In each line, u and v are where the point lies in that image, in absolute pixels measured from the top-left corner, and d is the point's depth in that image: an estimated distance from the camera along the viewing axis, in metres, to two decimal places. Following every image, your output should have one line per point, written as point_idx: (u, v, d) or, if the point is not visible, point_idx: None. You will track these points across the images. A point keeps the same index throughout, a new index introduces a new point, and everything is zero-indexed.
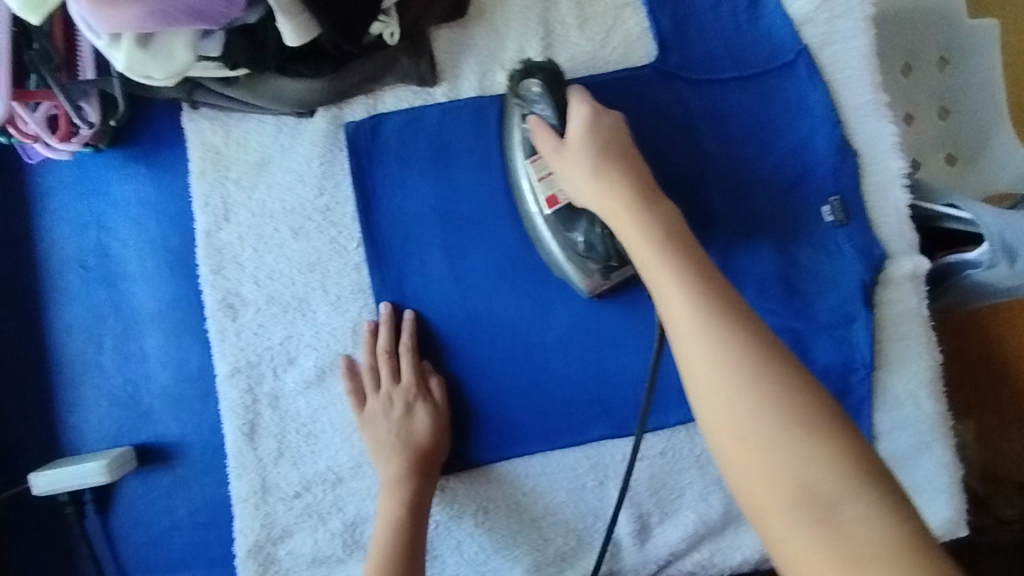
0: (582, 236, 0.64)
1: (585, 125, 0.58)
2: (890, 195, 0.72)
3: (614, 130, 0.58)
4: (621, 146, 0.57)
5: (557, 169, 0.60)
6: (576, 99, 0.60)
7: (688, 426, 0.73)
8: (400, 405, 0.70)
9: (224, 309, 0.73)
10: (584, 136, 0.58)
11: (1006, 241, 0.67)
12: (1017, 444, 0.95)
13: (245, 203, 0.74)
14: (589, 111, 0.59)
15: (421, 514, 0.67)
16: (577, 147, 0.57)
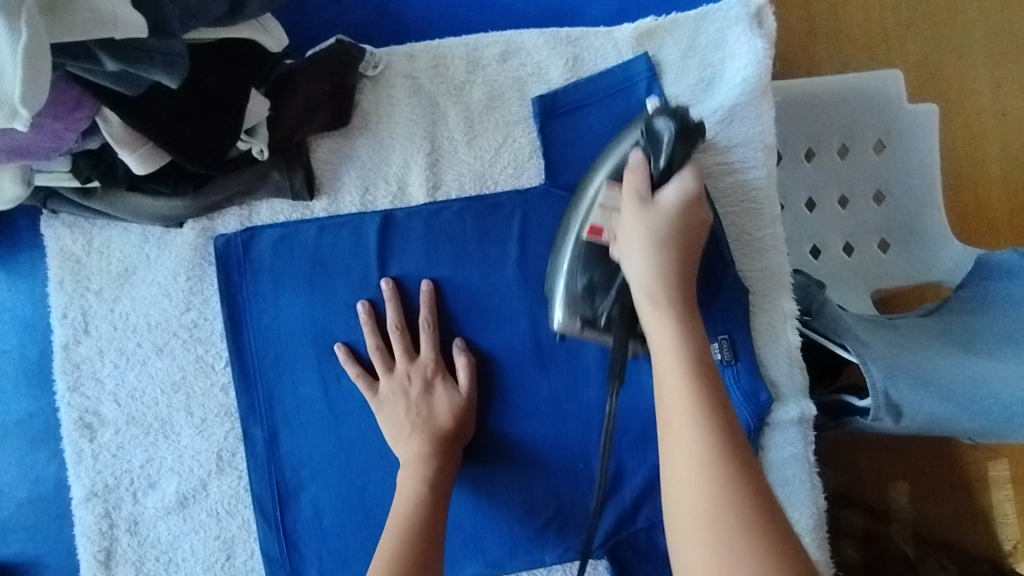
0: (584, 280, 0.61)
1: (681, 202, 0.57)
2: (782, 336, 0.70)
3: (694, 225, 0.57)
4: (688, 269, 0.56)
5: (623, 232, 0.58)
6: (689, 171, 0.59)
7: (565, 567, 0.70)
8: (419, 382, 0.67)
9: (81, 429, 0.69)
10: (674, 211, 0.57)
11: (889, 398, 0.68)
12: (946, 511, 0.97)
13: (107, 315, 0.70)
14: (691, 188, 0.58)
15: (443, 494, 0.62)
16: (656, 219, 0.57)
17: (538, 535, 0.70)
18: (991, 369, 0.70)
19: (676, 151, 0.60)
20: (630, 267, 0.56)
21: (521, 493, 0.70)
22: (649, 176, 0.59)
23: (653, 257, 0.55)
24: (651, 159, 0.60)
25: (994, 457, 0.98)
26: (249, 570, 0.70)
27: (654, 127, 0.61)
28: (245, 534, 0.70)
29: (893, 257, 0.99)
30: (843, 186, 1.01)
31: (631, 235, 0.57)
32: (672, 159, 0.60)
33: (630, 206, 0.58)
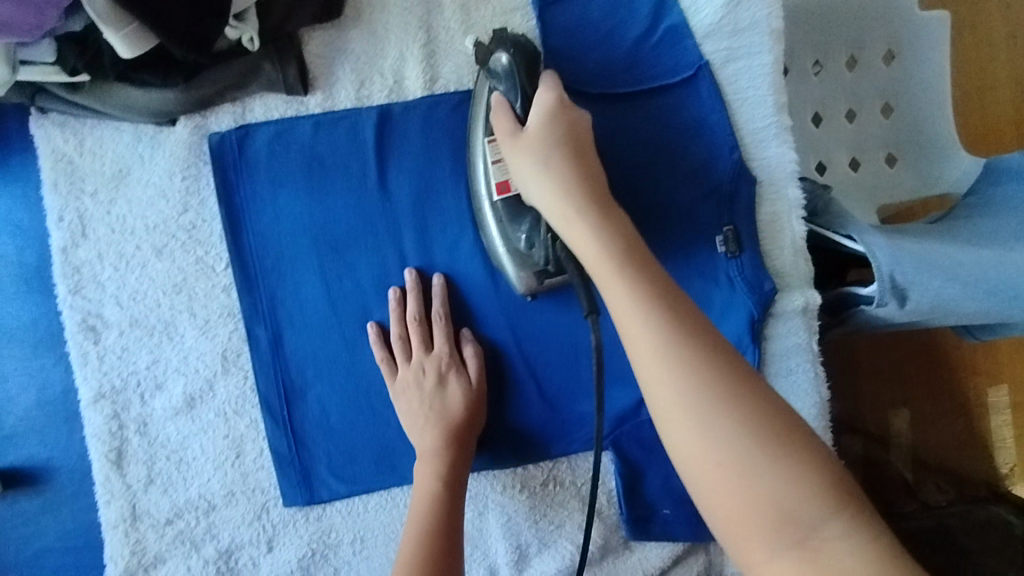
0: (524, 234, 0.60)
1: (546, 116, 0.54)
2: (786, 226, 0.69)
3: (575, 126, 0.54)
4: (579, 145, 0.53)
5: (508, 157, 0.55)
6: (543, 85, 0.56)
7: (569, 458, 0.71)
8: (432, 375, 0.67)
9: (85, 331, 0.69)
10: (543, 129, 0.53)
11: (897, 284, 0.66)
12: (948, 434, 0.99)
13: (104, 218, 0.69)
14: (552, 103, 0.54)
15: (457, 487, 0.64)
16: (533, 139, 0.53)
17: (544, 428, 0.71)
18: (993, 257, 0.69)
19: (523, 82, 0.58)
20: (533, 186, 0.52)
21: (526, 389, 0.70)
22: (513, 116, 0.56)
23: (557, 186, 0.50)
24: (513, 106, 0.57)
25: (994, 384, 0.99)
26: (258, 468, 0.71)
27: (494, 65, 0.60)
28: (253, 433, 0.71)
29: (900, 170, 0.98)
30: (851, 99, 0.98)
31: (517, 161, 0.54)
32: (526, 96, 0.57)
33: (511, 154, 0.54)
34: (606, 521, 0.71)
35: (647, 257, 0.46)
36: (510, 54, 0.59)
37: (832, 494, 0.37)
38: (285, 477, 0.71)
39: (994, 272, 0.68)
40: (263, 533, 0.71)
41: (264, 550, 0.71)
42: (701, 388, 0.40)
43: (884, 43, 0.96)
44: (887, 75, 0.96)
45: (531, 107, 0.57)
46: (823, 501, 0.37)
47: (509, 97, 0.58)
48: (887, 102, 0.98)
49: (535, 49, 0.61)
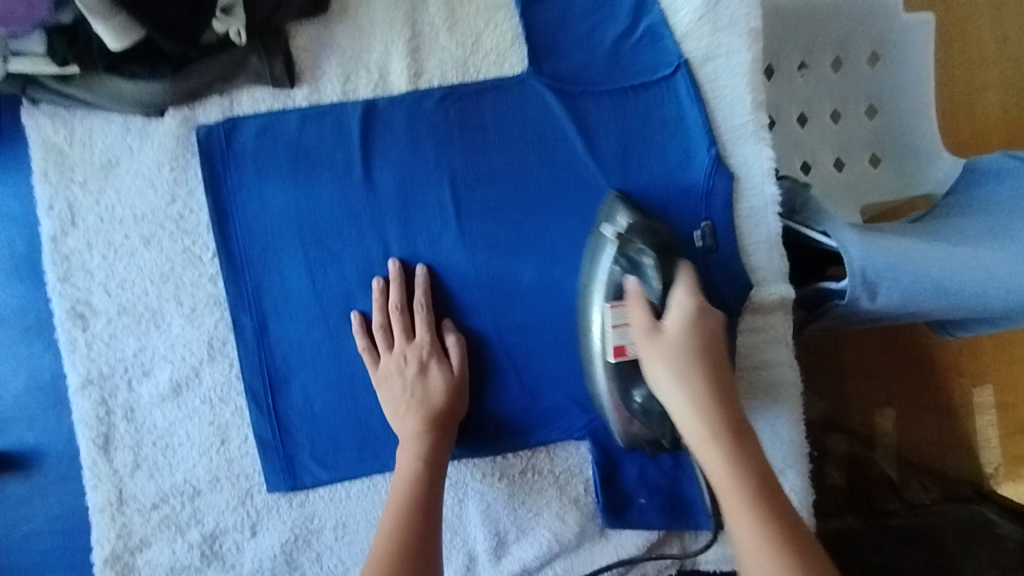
0: (639, 400, 0.63)
1: (686, 325, 0.57)
2: (763, 222, 0.70)
3: (712, 334, 0.57)
4: (715, 354, 0.56)
5: (643, 355, 0.58)
6: (682, 284, 0.59)
7: (548, 447, 0.73)
8: (414, 363, 0.69)
9: (74, 319, 0.71)
10: (682, 339, 0.56)
11: (867, 278, 0.68)
12: (933, 433, 1.00)
13: (93, 207, 0.70)
14: (692, 305, 0.57)
15: (435, 476, 0.65)
16: (670, 350, 0.56)
17: (523, 417, 0.72)
18: (964, 253, 0.70)
19: (665, 271, 0.60)
20: (652, 374, 0.57)
21: (506, 379, 0.72)
22: (649, 305, 0.59)
23: (677, 389, 0.54)
24: (644, 285, 0.60)
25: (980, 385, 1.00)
26: (243, 455, 0.72)
27: (637, 255, 0.61)
28: (238, 420, 0.72)
29: (882, 171, 0.99)
30: (837, 100, 1.00)
31: (653, 368, 0.56)
32: (665, 291, 0.59)
33: (645, 355, 0.57)
34: (583, 509, 0.72)
35: (741, 429, 0.53)
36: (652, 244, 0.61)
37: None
38: (269, 464, 0.72)
39: (964, 268, 0.69)
40: (247, 518, 0.72)
41: (248, 535, 0.73)
42: (766, 518, 0.48)
43: (869, 43, 0.97)
44: (870, 76, 0.98)
45: (670, 296, 0.59)
46: None
47: (647, 289, 0.60)
48: (871, 103, 0.99)
49: (666, 233, 0.63)
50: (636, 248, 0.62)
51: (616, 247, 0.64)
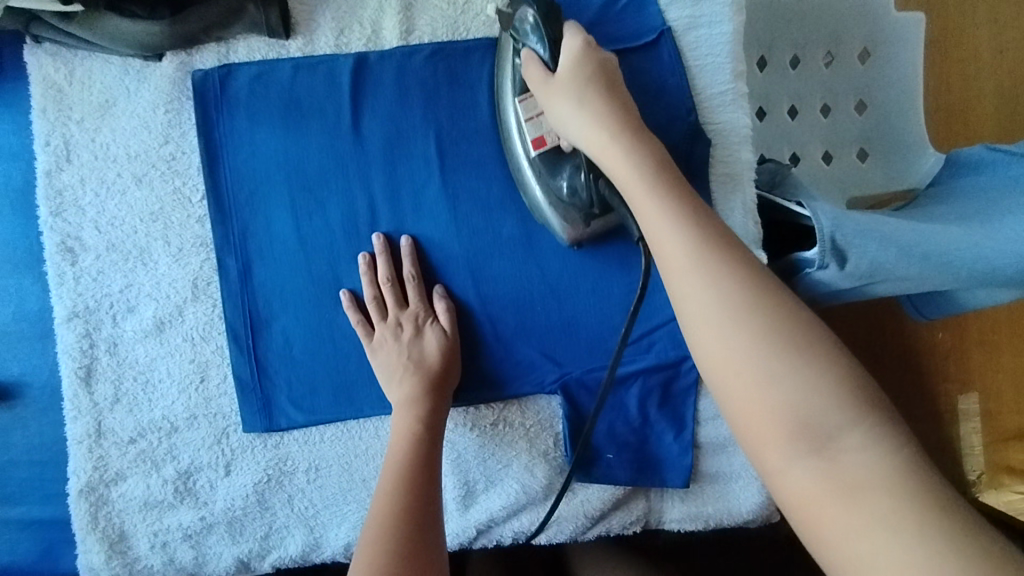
0: (566, 181, 0.64)
1: (574, 58, 0.61)
2: (737, 188, 0.73)
3: (603, 65, 0.61)
4: (611, 81, 0.61)
5: (542, 103, 0.62)
6: (569, 30, 0.62)
7: (519, 400, 0.74)
8: (410, 327, 0.71)
9: (63, 252, 0.72)
10: (574, 70, 0.60)
11: (836, 243, 0.69)
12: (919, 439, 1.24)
13: (89, 145, 0.73)
14: (581, 48, 0.61)
15: (433, 449, 0.66)
16: (567, 82, 0.60)
17: (496, 368, 0.74)
18: (938, 229, 0.72)
19: (550, 33, 0.62)
20: (557, 110, 0.61)
21: (482, 333, 0.74)
22: (540, 60, 0.62)
23: (586, 122, 0.59)
24: (529, 48, 0.63)
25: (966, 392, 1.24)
26: (221, 394, 0.74)
27: (520, 21, 0.63)
28: (218, 359, 0.74)
29: (870, 165, 1.01)
30: (826, 94, 1.02)
31: (554, 105, 0.61)
32: (553, 44, 0.61)
33: (545, 104, 0.62)
34: (551, 462, 0.74)
35: (689, 193, 0.52)
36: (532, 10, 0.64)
37: (825, 386, 0.41)
38: (246, 404, 0.73)
39: (935, 239, 0.71)
40: (222, 458, 0.74)
41: (222, 474, 0.74)
42: (732, 301, 0.44)
43: (860, 39, 1.00)
44: (860, 73, 1.01)
45: (558, 52, 0.62)
46: (822, 404, 0.41)
47: (534, 49, 0.63)
48: (861, 98, 1.02)
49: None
50: (514, 10, 0.64)
51: (506, 32, 0.66)
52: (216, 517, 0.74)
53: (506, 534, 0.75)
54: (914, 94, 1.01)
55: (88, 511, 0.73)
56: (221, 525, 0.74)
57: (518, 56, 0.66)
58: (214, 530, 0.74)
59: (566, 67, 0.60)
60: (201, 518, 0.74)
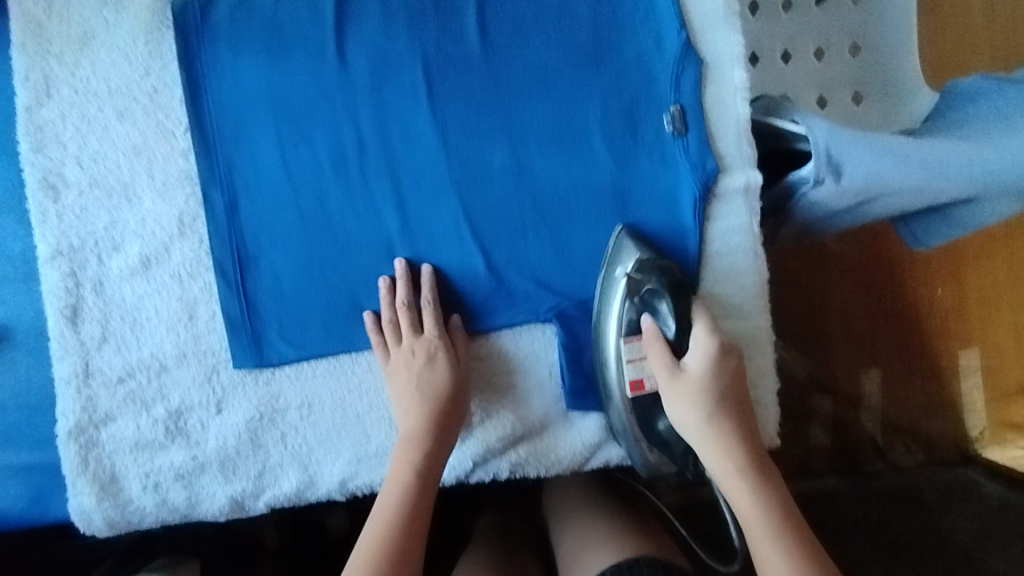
0: (664, 423, 0.68)
1: (707, 366, 0.62)
2: (731, 108, 0.71)
3: (732, 372, 0.63)
4: (734, 395, 0.63)
5: (660, 378, 0.64)
6: (699, 322, 0.64)
7: (514, 329, 0.73)
8: (421, 355, 0.69)
9: (46, 189, 0.71)
10: (703, 379, 0.62)
11: (831, 156, 0.68)
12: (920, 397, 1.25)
13: (68, 79, 0.71)
14: (714, 349, 0.62)
15: (429, 490, 0.66)
16: (692, 388, 0.62)
17: (490, 299, 0.72)
18: (931, 143, 0.71)
19: (679, 311, 0.66)
20: (678, 415, 0.63)
21: (473, 263, 0.72)
22: (666, 343, 0.65)
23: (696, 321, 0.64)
24: (660, 325, 0.66)
25: (966, 347, 1.25)
26: (210, 332, 0.72)
27: (649, 296, 0.66)
28: (206, 297, 0.72)
29: (866, 108, 1.00)
30: (819, 39, 1.01)
31: (678, 406, 0.63)
32: (682, 334, 0.65)
33: (665, 390, 0.64)
34: (547, 392, 0.73)
35: (740, 388, 0.63)
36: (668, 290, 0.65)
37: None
38: (235, 340, 0.72)
39: (932, 151, 0.70)
40: (213, 396, 0.72)
41: (213, 413, 0.73)
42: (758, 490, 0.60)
43: None
44: (853, 15, 1.00)
45: (686, 342, 0.65)
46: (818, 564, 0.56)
47: (664, 327, 0.66)
48: (856, 42, 1.00)
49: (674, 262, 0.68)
50: (651, 293, 0.66)
51: (626, 285, 0.67)
52: (209, 456, 0.73)
53: (503, 467, 0.74)
54: (909, 35, 1.00)
55: (78, 452, 0.72)
56: (214, 464, 0.73)
57: (634, 307, 0.67)
58: (207, 469, 0.73)
59: (699, 373, 0.62)
60: (192, 457, 0.72)
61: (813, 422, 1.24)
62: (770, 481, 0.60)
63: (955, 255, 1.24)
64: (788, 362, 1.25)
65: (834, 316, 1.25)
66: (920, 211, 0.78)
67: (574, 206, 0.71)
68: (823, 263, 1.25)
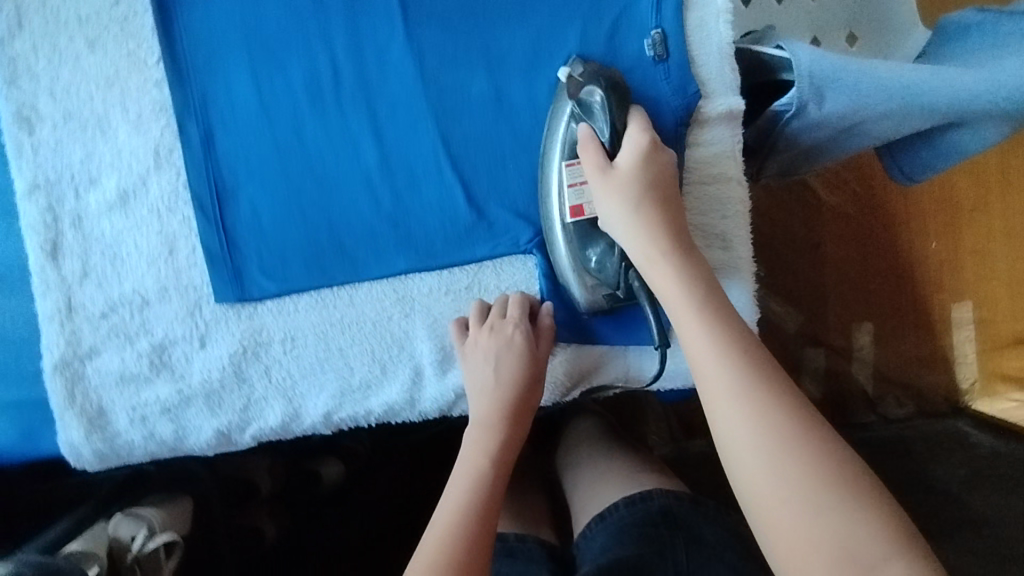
0: (595, 256, 0.67)
1: (637, 157, 0.64)
2: (713, 32, 0.69)
3: (662, 168, 0.64)
4: (663, 188, 0.64)
5: (597, 190, 0.65)
6: (636, 125, 0.65)
7: (494, 262, 0.73)
8: (511, 339, 0.68)
9: (20, 123, 0.71)
10: (634, 172, 0.63)
11: (814, 80, 0.67)
12: (911, 349, 1.25)
13: (39, 9, 0.70)
14: (645, 145, 0.64)
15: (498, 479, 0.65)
16: (625, 183, 0.63)
17: (469, 230, 0.72)
18: (914, 69, 0.70)
19: (614, 118, 0.65)
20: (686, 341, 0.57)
21: (451, 192, 0.72)
22: (601, 149, 0.65)
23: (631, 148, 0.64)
24: (594, 129, 0.66)
25: (959, 300, 1.24)
26: (191, 266, 0.72)
27: (588, 98, 0.66)
28: (185, 231, 0.72)
29: (861, 47, 1.00)
30: None
31: (608, 201, 0.64)
32: (616, 132, 0.65)
33: (598, 194, 0.65)
34: None
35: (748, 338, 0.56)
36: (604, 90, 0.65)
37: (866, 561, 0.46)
38: (216, 274, 0.72)
39: (915, 76, 0.68)
40: (196, 330, 0.73)
41: (197, 347, 0.73)
42: (777, 455, 0.50)
43: None
44: None
45: (620, 143, 0.65)
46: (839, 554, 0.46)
47: (599, 132, 0.66)
48: None
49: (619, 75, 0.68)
50: (586, 90, 0.66)
51: (569, 101, 0.68)
52: (194, 389, 0.73)
53: None
54: None
55: (64, 387, 0.72)
56: (199, 398, 0.73)
57: (574, 122, 0.68)
58: (193, 403, 0.74)
59: (628, 165, 0.63)
60: (178, 391, 0.73)
61: (804, 375, 1.24)
62: (793, 442, 0.50)
63: (953, 206, 1.24)
64: (776, 315, 1.24)
65: (826, 267, 1.24)
66: (903, 138, 0.77)
67: (553, 132, 0.71)
68: (809, 218, 1.24)
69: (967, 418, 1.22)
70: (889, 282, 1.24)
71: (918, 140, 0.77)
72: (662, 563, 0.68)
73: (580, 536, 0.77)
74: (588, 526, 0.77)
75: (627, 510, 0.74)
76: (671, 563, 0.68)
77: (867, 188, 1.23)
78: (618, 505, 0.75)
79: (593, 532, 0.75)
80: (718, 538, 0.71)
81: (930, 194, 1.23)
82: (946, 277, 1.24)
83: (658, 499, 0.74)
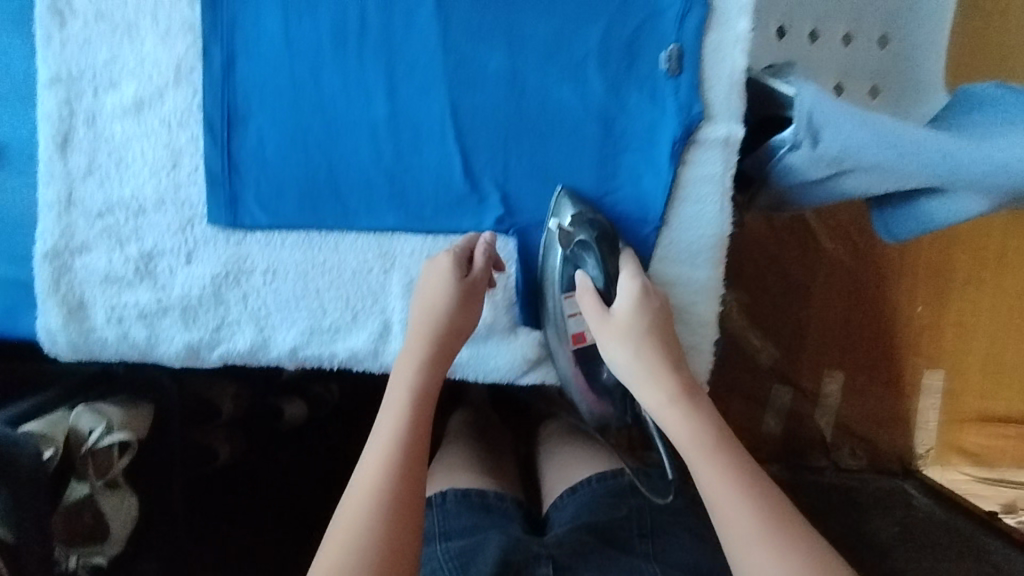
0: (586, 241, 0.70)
1: (631, 305, 0.68)
2: (727, 57, 0.71)
3: (655, 311, 0.68)
4: (664, 336, 0.68)
5: (596, 330, 0.71)
6: (627, 274, 0.69)
7: None
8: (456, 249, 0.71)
9: (53, 14, 0.73)
10: (629, 320, 0.68)
11: (811, 120, 0.70)
12: (876, 404, 1.28)
13: None
14: (637, 290, 0.68)
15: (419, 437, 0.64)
16: (621, 327, 0.68)
17: (459, 201, 0.75)
18: (914, 128, 0.71)
19: (606, 263, 0.70)
20: (608, 351, 0.70)
21: (447, 161, 0.75)
22: (597, 292, 0.71)
23: (646, 376, 0.66)
24: (587, 267, 0.71)
25: (932, 366, 1.27)
26: (190, 183, 0.75)
27: (569, 234, 0.71)
28: (191, 149, 0.75)
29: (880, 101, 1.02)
30: (852, 23, 1.01)
31: (609, 343, 0.69)
32: (609, 277, 0.71)
33: (599, 331, 0.70)
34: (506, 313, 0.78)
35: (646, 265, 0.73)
36: (594, 238, 0.70)
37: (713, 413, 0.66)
38: (213, 196, 0.75)
39: (910, 131, 0.70)
40: (184, 245, 0.76)
41: (182, 262, 0.76)
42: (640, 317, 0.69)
43: None
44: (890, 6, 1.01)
45: (613, 284, 0.71)
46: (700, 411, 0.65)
47: (592, 274, 0.71)
48: (886, 32, 1.02)
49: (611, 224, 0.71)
50: (575, 231, 0.70)
51: (557, 237, 0.73)
52: (172, 301, 0.76)
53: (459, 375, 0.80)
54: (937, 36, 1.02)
55: (51, 275, 0.75)
56: (175, 310, 0.77)
57: (569, 261, 0.73)
58: (168, 314, 0.77)
59: (624, 319, 0.68)
60: (156, 300, 0.76)
61: (767, 408, 1.27)
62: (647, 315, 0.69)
63: (949, 274, 1.25)
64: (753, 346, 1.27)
65: (810, 308, 1.27)
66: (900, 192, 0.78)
67: (558, 127, 0.74)
68: (803, 257, 1.26)
69: (913, 480, 1.25)
70: (870, 335, 1.27)
71: (912, 195, 0.78)
72: (628, 526, 0.75)
73: (551, 507, 0.82)
74: (559, 498, 0.81)
75: (599, 484, 0.79)
76: (637, 526, 0.75)
77: (865, 240, 1.25)
78: (588, 480, 0.80)
79: (564, 502, 0.80)
80: (678, 507, 0.79)
81: (928, 258, 1.25)
82: (926, 340, 1.26)
83: (628, 475, 0.80)
